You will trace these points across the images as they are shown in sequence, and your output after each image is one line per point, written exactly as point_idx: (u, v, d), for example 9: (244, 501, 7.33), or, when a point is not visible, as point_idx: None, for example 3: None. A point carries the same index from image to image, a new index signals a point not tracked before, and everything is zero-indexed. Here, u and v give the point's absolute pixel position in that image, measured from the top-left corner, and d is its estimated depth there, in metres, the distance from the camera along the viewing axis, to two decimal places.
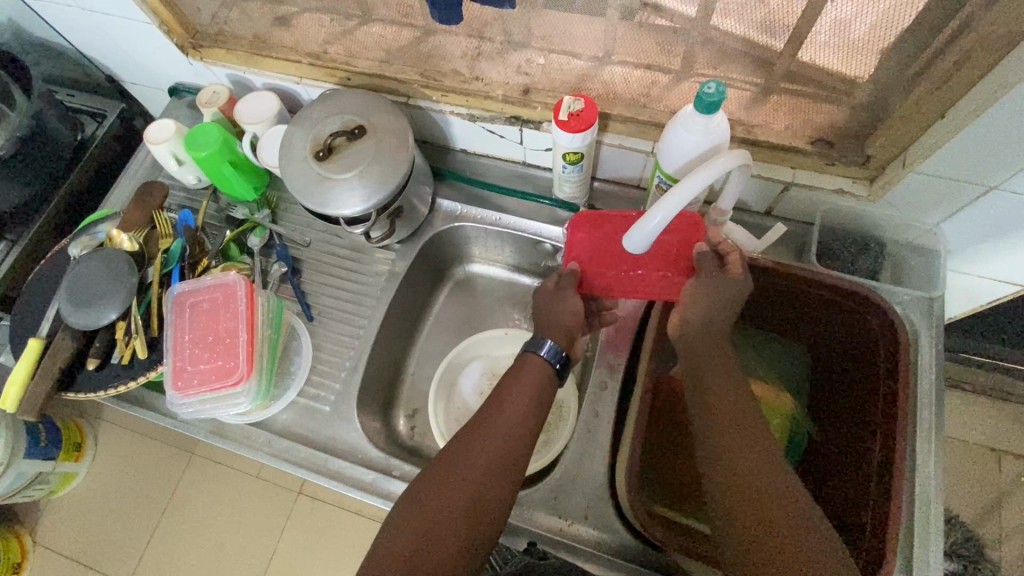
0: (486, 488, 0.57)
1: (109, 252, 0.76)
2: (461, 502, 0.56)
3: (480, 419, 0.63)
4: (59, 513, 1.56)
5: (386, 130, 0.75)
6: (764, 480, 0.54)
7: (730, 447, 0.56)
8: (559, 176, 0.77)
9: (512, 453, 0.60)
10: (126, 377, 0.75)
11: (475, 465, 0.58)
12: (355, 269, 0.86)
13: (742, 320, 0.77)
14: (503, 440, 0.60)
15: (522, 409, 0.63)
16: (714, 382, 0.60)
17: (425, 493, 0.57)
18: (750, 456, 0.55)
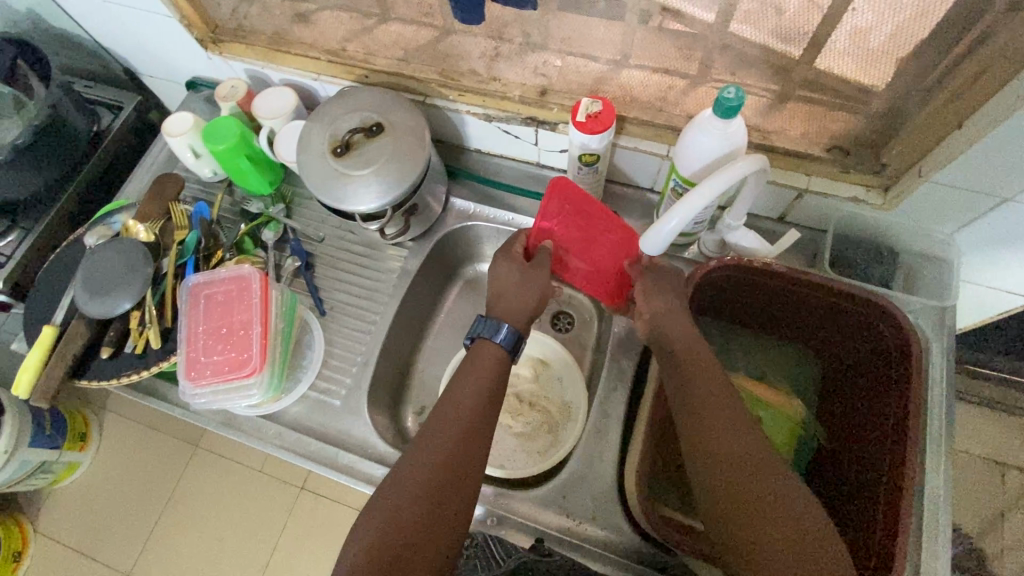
0: (448, 482, 0.58)
1: (126, 242, 0.77)
2: (425, 499, 0.56)
3: (438, 415, 0.63)
4: (61, 503, 1.56)
5: (404, 128, 0.75)
6: (756, 478, 0.53)
7: (727, 446, 0.55)
8: (574, 177, 0.77)
9: (471, 447, 0.61)
10: (138, 367, 0.75)
11: (438, 460, 0.59)
12: (369, 265, 0.87)
13: (717, 316, 0.78)
14: (459, 431, 0.61)
15: (480, 401, 0.64)
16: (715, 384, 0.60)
17: (392, 495, 0.57)
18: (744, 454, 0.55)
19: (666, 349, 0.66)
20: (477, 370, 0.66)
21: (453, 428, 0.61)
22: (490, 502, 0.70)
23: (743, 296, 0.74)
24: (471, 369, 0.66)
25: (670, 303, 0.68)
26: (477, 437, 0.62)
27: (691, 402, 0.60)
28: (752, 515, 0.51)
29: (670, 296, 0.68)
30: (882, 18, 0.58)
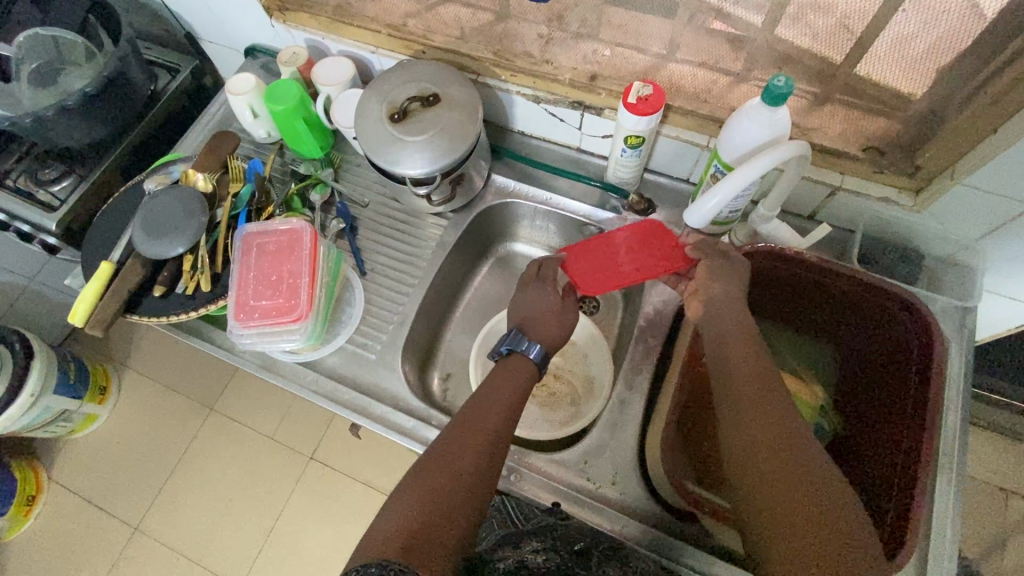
0: (473, 476, 0.59)
1: (186, 190, 0.81)
2: (455, 490, 0.56)
3: (469, 405, 0.67)
4: (76, 453, 1.60)
5: (458, 101, 0.79)
6: (773, 447, 0.55)
7: (751, 416, 0.58)
8: (617, 160, 0.80)
9: (502, 433, 0.64)
10: (188, 307, 0.78)
11: (468, 453, 0.60)
12: (412, 231, 0.91)
13: (750, 307, 0.81)
14: (489, 433, 0.63)
15: (508, 394, 0.69)
16: (740, 360, 0.62)
17: (430, 471, 0.58)
18: (767, 424, 0.57)
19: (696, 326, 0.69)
20: (504, 373, 0.72)
21: (484, 428, 0.63)
22: (514, 463, 0.73)
23: (770, 285, 0.77)
24: (501, 380, 0.70)
25: (703, 282, 0.71)
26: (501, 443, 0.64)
27: (721, 377, 0.63)
28: (774, 481, 0.53)
29: (704, 275, 0.71)
30: (925, 26, 0.61)
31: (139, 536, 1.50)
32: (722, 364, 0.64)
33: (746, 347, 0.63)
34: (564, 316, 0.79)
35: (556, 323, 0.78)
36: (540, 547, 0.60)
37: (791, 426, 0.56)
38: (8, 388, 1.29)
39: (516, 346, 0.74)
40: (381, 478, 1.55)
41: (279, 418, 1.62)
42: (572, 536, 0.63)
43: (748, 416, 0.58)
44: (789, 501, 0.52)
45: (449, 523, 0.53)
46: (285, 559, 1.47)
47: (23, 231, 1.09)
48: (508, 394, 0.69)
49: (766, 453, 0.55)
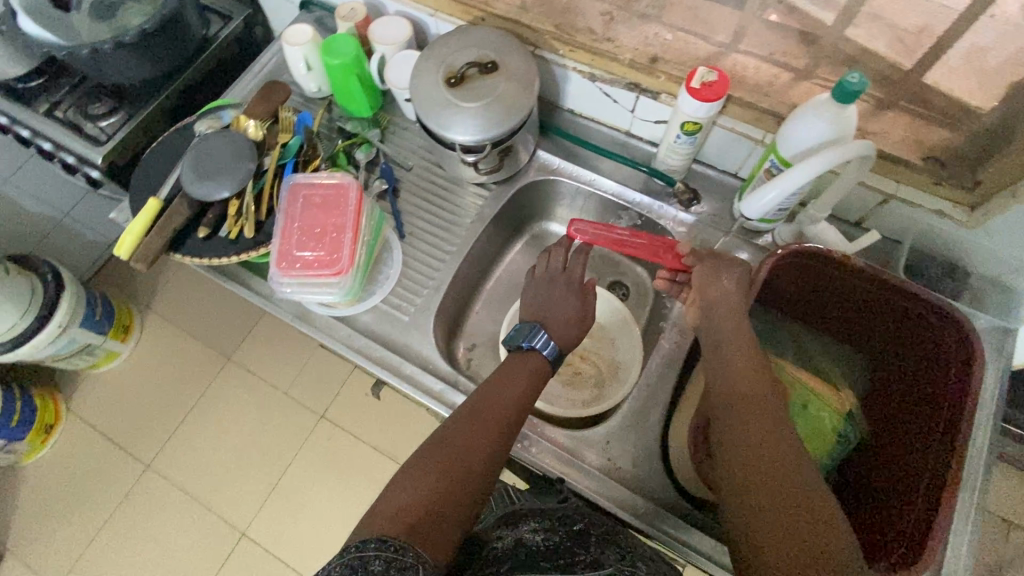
0: (481, 466, 0.60)
1: (237, 135, 0.82)
2: (465, 480, 0.58)
3: (482, 394, 0.68)
4: (95, 387, 1.63)
5: (517, 70, 0.78)
6: (770, 445, 0.56)
7: (746, 412, 0.59)
8: (669, 146, 0.79)
9: (510, 423, 0.65)
10: (230, 251, 0.79)
11: (478, 443, 0.61)
12: (453, 198, 0.91)
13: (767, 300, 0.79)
14: (492, 424, 0.64)
15: (520, 384, 0.70)
16: (735, 362, 0.64)
17: (439, 457, 0.59)
18: (761, 421, 0.58)
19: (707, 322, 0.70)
20: (524, 360, 0.73)
21: (491, 420, 0.64)
22: (536, 434, 0.73)
23: (806, 287, 0.76)
24: (514, 370, 0.71)
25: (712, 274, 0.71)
26: (508, 435, 0.64)
27: (720, 373, 0.65)
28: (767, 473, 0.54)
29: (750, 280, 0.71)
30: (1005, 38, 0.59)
31: (151, 474, 1.54)
32: (714, 364, 0.66)
33: (743, 348, 0.65)
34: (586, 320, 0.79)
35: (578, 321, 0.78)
36: (538, 529, 0.60)
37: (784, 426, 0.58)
38: (37, 317, 1.33)
39: (531, 341, 0.74)
40: (388, 443, 1.57)
41: (295, 373, 1.64)
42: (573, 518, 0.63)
43: (743, 413, 0.59)
44: (778, 493, 0.52)
45: (453, 510, 0.55)
46: (289, 511, 1.51)
47: (69, 162, 1.11)
48: (516, 387, 0.69)
49: (759, 451, 0.56)
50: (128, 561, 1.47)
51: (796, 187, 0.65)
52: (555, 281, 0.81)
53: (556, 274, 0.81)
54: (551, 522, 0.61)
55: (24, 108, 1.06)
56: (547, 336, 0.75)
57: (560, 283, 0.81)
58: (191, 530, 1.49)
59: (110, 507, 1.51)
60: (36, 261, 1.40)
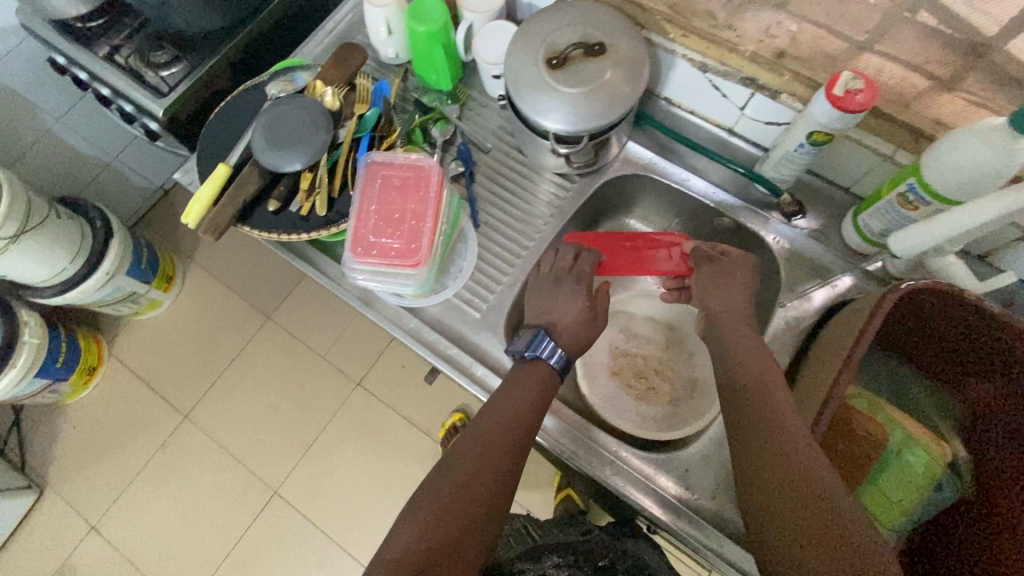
0: (482, 494, 0.57)
1: (313, 102, 0.76)
2: (467, 512, 0.56)
3: (483, 416, 0.65)
4: (137, 333, 1.64)
5: (628, 55, 0.70)
6: (787, 487, 0.51)
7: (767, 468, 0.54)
8: (784, 154, 0.71)
9: (513, 443, 0.62)
10: (301, 228, 0.75)
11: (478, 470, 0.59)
12: (533, 189, 0.85)
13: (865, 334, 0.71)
14: (488, 448, 0.61)
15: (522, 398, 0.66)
16: (760, 414, 0.59)
17: (438, 491, 0.57)
18: (785, 476, 0.52)
19: (738, 356, 0.66)
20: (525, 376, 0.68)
21: (486, 445, 0.62)
22: (612, 456, 0.70)
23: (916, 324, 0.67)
24: (515, 386, 0.67)
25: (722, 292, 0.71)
26: (506, 455, 0.61)
27: (747, 427, 0.59)
28: (795, 524, 0.48)
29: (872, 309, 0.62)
30: None
31: (188, 424, 1.56)
32: (734, 415, 0.61)
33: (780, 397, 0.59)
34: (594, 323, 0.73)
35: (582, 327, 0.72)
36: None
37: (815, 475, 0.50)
38: (87, 262, 1.33)
39: (537, 352, 0.69)
40: (421, 416, 1.56)
41: (333, 339, 1.63)
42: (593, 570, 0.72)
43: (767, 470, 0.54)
44: (804, 563, 0.45)
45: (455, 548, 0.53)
46: (321, 474, 1.52)
47: (127, 110, 1.07)
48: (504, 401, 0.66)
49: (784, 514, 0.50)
50: (165, 506, 1.50)
51: (964, 229, 0.58)
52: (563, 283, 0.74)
53: (563, 275, 0.74)
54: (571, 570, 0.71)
55: (85, 50, 1.02)
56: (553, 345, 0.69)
57: (568, 285, 0.74)
58: (226, 482, 1.52)
59: (148, 452, 1.55)
60: (87, 205, 1.39)
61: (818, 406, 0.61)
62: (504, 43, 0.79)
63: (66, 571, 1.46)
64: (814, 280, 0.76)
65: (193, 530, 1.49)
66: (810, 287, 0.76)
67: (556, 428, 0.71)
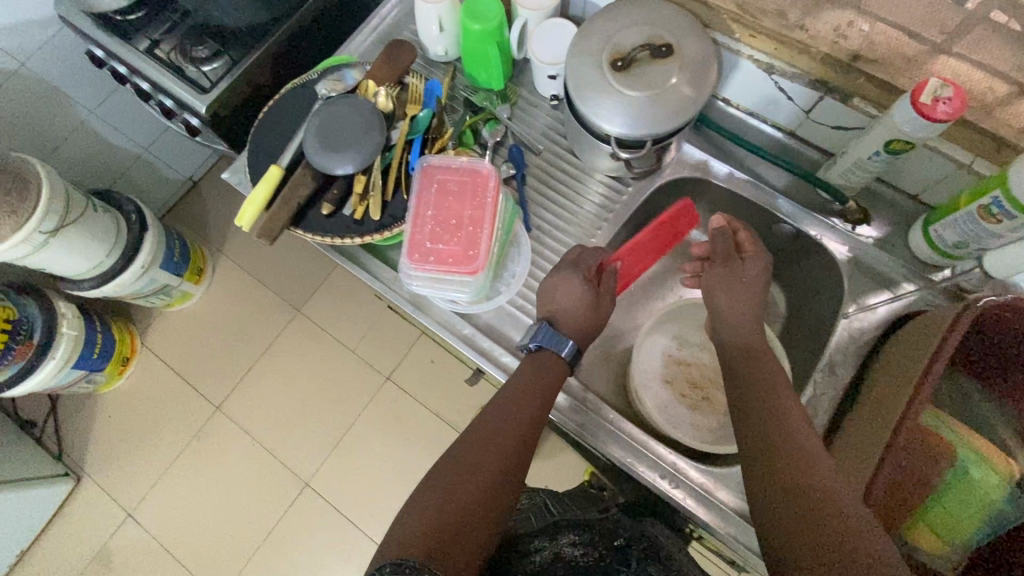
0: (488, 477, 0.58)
1: (366, 103, 0.75)
2: (473, 493, 0.56)
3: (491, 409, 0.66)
4: (169, 324, 1.66)
5: (694, 56, 0.67)
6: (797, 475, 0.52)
7: (777, 469, 0.53)
8: (854, 161, 0.69)
9: (519, 431, 0.63)
10: (355, 232, 0.74)
11: (484, 456, 0.59)
12: (586, 192, 0.83)
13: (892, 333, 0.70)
14: (503, 437, 0.62)
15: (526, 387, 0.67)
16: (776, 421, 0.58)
17: (445, 478, 0.57)
18: (795, 482, 0.52)
19: (777, 371, 0.64)
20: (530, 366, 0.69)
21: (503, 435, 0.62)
22: (671, 469, 0.70)
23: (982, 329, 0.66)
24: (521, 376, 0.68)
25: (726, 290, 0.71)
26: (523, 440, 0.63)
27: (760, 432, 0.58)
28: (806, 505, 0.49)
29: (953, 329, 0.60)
30: None
31: (220, 415, 1.58)
32: (743, 422, 0.62)
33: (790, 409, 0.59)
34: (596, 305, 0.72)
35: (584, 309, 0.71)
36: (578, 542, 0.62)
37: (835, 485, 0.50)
38: (123, 256, 1.34)
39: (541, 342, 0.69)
40: (451, 411, 1.57)
41: (362, 332, 1.63)
42: (611, 531, 0.67)
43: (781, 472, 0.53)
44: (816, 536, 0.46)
45: (464, 527, 0.52)
46: (351, 467, 1.53)
47: (167, 105, 1.06)
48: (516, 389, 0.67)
49: (793, 513, 0.49)
50: (198, 495, 1.53)
51: None
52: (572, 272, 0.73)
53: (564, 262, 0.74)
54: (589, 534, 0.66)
55: (124, 43, 1.00)
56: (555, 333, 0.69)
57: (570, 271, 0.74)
58: (258, 473, 1.53)
59: (182, 442, 1.57)
60: (121, 198, 1.39)
61: (892, 424, 0.59)
62: (560, 43, 0.77)
63: (104, 556, 1.49)
64: (879, 291, 0.74)
65: (225, 520, 1.51)
66: (875, 298, 0.74)
67: (605, 435, 0.72)
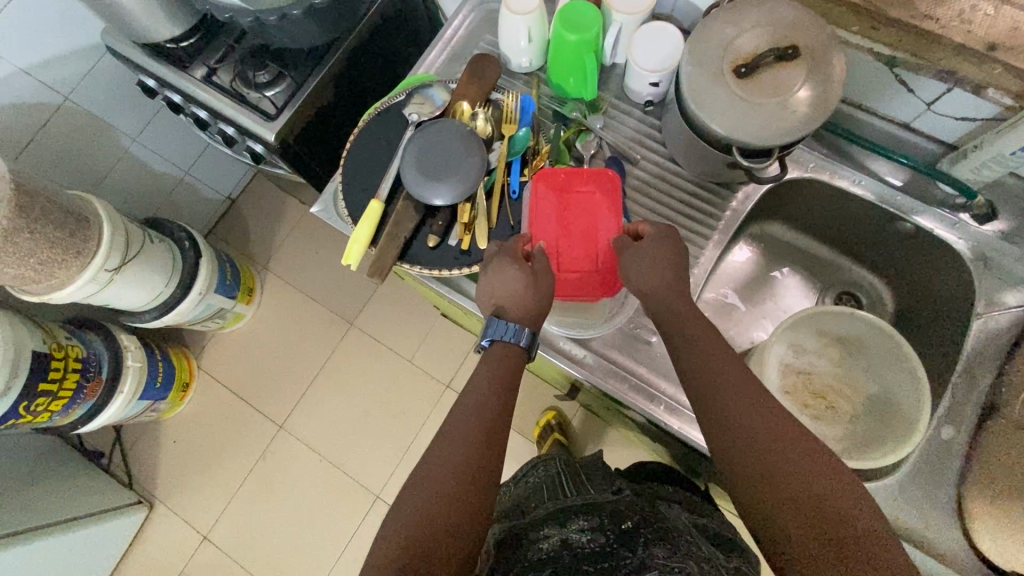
0: (462, 474, 0.55)
1: (463, 126, 0.72)
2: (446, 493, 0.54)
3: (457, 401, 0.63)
4: (224, 346, 1.65)
5: (827, 58, 0.62)
6: (783, 448, 0.52)
7: (753, 430, 0.54)
8: (993, 156, 0.66)
9: (495, 419, 0.60)
10: (462, 263, 0.72)
11: (451, 450, 0.57)
12: (689, 202, 0.80)
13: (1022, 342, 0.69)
14: (476, 434, 0.59)
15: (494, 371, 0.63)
16: (745, 419, 0.55)
17: (421, 482, 0.56)
18: (772, 445, 0.53)
19: None
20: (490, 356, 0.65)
21: (488, 431, 0.59)
22: None
23: None
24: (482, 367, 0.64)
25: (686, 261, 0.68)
26: (497, 422, 0.60)
27: (726, 433, 0.56)
28: (794, 483, 0.50)
29: None
30: None
31: (284, 434, 1.58)
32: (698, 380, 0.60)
33: (755, 393, 0.57)
34: (540, 285, 0.65)
35: (530, 291, 0.65)
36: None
37: (824, 479, 0.50)
38: (180, 285, 1.32)
39: (497, 335, 0.64)
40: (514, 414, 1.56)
41: (418, 342, 1.62)
42: (619, 511, 0.69)
43: (765, 480, 0.52)
44: (802, 515, 0.48)
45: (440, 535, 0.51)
46: None
47: (227, 133, 1.03)
48: (485, 378, 0.63)
49: (781, 488, 0.50)
50: (270, 515, 1.53)
51: None
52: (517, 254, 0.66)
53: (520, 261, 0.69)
54: (597, 516, 0.68)
55: (180, 72, 0.96)
56: (511, 324, 0.65)
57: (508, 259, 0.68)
58: (328, 489, 1.54)
59: (249, 463, 1.57)
60: (172, 225, 1.37)
61: None
62: (662, 48, 0.73)
63: None
64: (1012, 290, 0.71)
65: (301, 536, 1.52)
66: (1008, 296, 0.71)
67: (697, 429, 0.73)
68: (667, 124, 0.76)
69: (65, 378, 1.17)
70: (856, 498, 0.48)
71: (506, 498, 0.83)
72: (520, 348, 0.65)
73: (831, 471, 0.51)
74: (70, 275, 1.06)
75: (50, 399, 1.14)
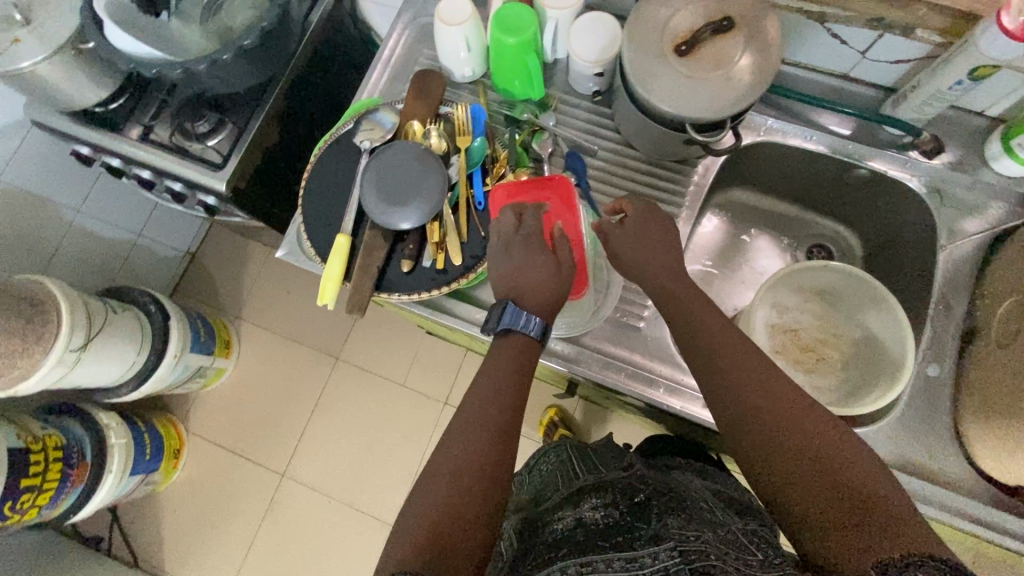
0: (478, 479, 0.53)
1: (417, 145, 0.71)
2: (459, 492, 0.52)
3: None
4: (210, 404, 1.60)
5: (762, 24, 0.63)
6: (779, 405, 0.54)
7: (748, 390, 0.55)
8: (933, 93, 0.69)
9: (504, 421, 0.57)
10: (439, 282, 0.71)
11: (457, 448, 0.55)
12: (651, 183, 0.81)
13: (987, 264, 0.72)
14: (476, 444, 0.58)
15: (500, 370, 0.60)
16: (742, 390, 0.55)
17: (423, 489, 0.54)
18: (766, 403, 0.54)
19: None
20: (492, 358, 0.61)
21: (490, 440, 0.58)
22: None
23: None
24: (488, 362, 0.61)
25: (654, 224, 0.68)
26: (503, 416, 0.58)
27: (722, 404, 0.56)
28: (789, 441, 0.51)
29: None
30: None
31: (288, 482, 1.54)
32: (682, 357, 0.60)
33: (747, 358, 0.57)
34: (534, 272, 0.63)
35: (537, 277, 0.63)
36: (600, 505, 0.61)
37: (834, 455, 0.50)
38: (153, 352, 1.27)
39: (514, 325, 0.61)
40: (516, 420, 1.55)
41: (408, 365, 1.60)
42: (633, 485, 0.65)
43: (765, 443, 0.52)
44: (801, 471, 0.50)
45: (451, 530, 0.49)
46: None
47: (175, 189, 0.99)
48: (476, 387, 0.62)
49: (783, 446, 0.51)
50: (287, 566, 1.49)
51: None
52: (500, 251, 0.66)
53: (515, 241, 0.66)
54: (613, 492, 0.64)
55: (114, 135, 0.92)
56: (523, 312, 0.61)
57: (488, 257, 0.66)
58: (342, 529, 1.50)
59: (257, 517, 1.53)
60: (134, 292, 1.32)
61: None
62: (600, 37, 0.73)
63: None
64: (970, 218, 0.74)
65: None
66: (967, 224, 0.74)
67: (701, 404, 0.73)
68: (618, 110, 0.76)
69: (47, 470, 1.11)
70: (847, 450, 0.50)
71: (522, 494, 0.81)
72: (535, 340, 0.62)
73: (838, 444, 0.50)
74: (34, 363, 1.00)
75: (34, 494, 1.08)
